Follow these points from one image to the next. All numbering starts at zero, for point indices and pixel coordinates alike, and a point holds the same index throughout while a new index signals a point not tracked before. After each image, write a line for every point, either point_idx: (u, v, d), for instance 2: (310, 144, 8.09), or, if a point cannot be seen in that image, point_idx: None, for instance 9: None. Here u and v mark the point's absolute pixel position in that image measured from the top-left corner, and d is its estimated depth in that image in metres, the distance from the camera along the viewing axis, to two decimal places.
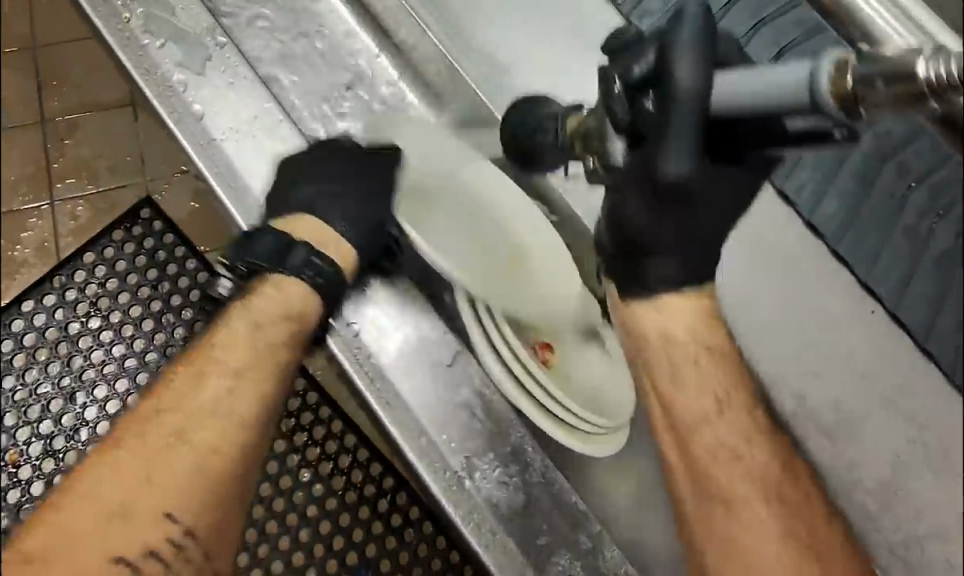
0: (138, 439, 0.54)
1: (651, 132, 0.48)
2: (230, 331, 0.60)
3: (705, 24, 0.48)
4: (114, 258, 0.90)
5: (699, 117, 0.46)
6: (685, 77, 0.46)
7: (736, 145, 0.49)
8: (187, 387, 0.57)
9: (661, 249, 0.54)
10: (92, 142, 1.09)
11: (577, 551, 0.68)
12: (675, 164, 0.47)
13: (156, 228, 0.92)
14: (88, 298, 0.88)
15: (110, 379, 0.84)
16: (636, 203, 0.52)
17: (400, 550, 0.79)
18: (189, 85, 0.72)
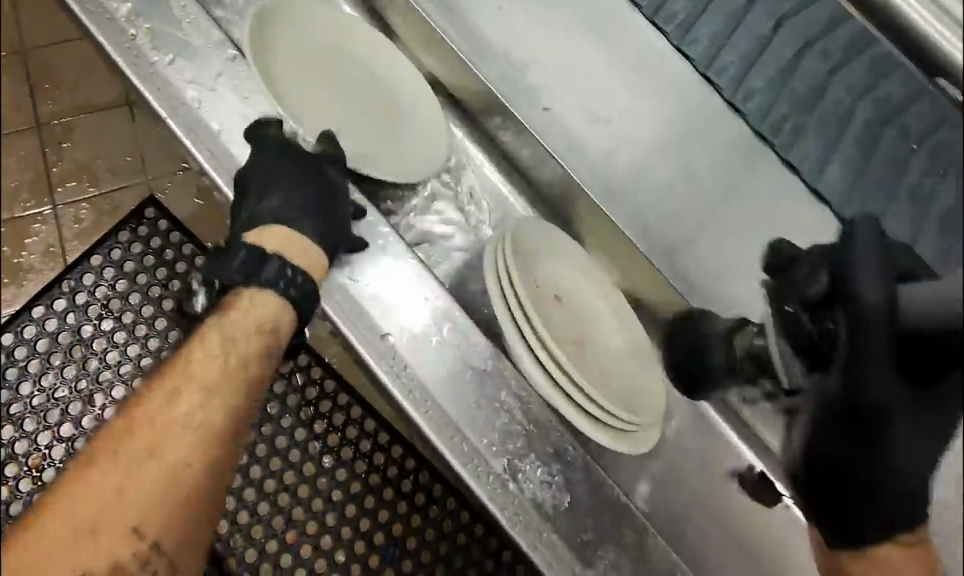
0: (112, 459, 0.44)
1: (841, 360, 0.44)
2: (202, 345, 0.51)
3: (883, 249, 0.45)
4: (121, 260, 0.83)
5: (889, 335, 0.42)
6: (876, 296, 0.42)
7: (951, 362, 0.42)
8: (157, 401, 0.47)
9: (871, 482, 0.46)
10: (88, 144, 1.05)
11: (626, 547, 0.63)
12: (879, 389, 0.43)
13: (162, 229, 0.86)
14: (98, 301, 0.80)
15: (114, 386, 0.77)
16: (827, 427, 0.46)
17: (424, 527, 0.71)
18: (204, 102, 0.64)
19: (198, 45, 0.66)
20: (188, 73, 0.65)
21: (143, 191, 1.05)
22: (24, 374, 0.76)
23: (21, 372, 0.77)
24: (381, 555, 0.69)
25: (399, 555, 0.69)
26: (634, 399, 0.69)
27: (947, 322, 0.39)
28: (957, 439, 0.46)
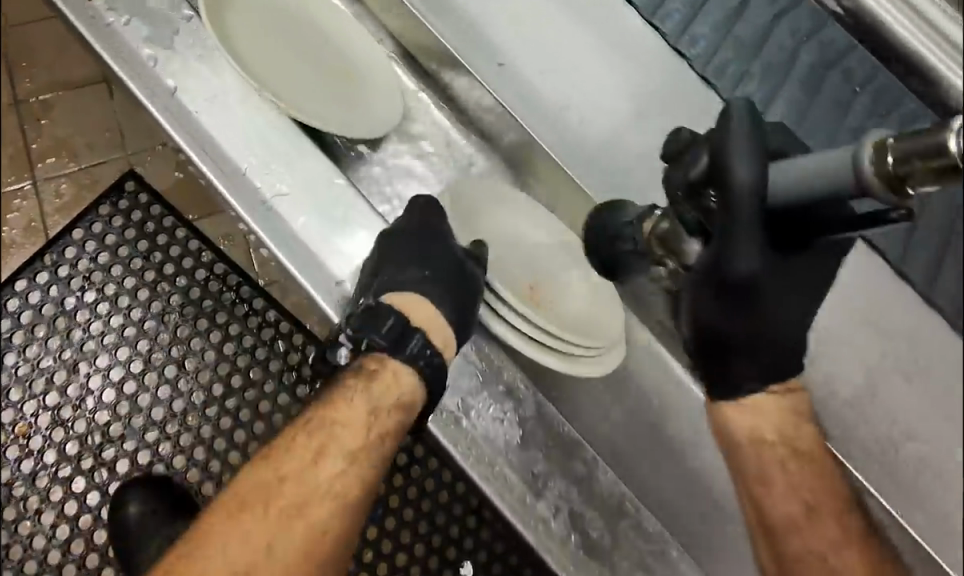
0: (267, 508, 0.59)
1: (720, 234, 0.52)
2: (350, 408, 0.63)
3: (759, 125, 0.51)
4: (103, 234, 1.02)
5: (758, 207, 0.50)
6: (746, 169, 0.49)
7: (807, 228, 0.51)
8: (301, 465, 0.61)
9: (745, 350, 0.60)
10: (65, 120, 1.12)
11: (571, 476, 0.71)
12: (746, 263, 0.52)
13: (142, 202, 1.05)
14: (80, 274, 1.01)
15: (111, 349, 0.99)
16: (706, 297, 0.57)
17: (407, 485, 0.94)
18: (159, 60, 0.66)
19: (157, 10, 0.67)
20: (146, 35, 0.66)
21: (124, 164, 1.12)
22: (29, 338, 0.99)
23: (29, 335, 0.99)
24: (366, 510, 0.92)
25: (382, 513, 0.92)
26: (577, 325, 0.74)
27: (813, 183, 0.47)
28: (808, 295, 0.59)
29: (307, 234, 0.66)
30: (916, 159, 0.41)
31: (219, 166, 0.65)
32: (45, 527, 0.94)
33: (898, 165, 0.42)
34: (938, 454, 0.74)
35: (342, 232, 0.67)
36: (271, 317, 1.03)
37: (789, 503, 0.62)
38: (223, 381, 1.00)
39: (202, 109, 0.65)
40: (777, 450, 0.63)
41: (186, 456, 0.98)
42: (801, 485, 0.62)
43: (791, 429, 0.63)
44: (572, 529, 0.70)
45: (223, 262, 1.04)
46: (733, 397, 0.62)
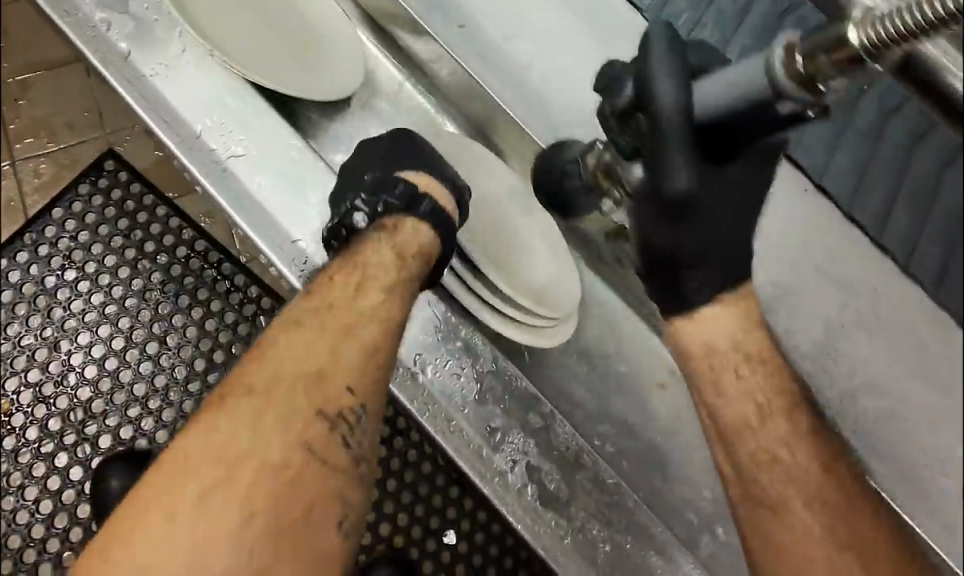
0: (326, 323, 0.61)
1: (651, 157, 0.55)
2: (379, 254, 0.65)
3: (677, 50, 0.55)
4: (82, 213, 1.03)
5: (684, 124, 0.53)
6: (667, 90, 0.53)
7: (736, 140, 0.54)
8: (351, 291, 0.64)
9: (692, 264, 0.62)
10: (44, 100, 1.12)
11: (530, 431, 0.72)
12: (681, 178, 0.54)
13: (121, 180, 1.05)
14: (60, 253, 1.01)
15: (92, 327, 0.99)
16: (648, 214, 0.59)
17: (391, 457, 0.95)
18: (112, 23, 0.67)
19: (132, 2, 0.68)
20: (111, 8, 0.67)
21: (103, 144, 1.12)
22: (11, 314, 0.99)
23: (11, 313, 0.99)
24: None
25: None
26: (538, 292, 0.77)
27: (729, 99, 0.51)
28: (743, 211, 0.62)
29: (264, 194, 0.68)
30: (823, 54, 0.45)
31: (174, 128, 0.67)
32: (28, 502, 0.94)
33: (806, 65, 0.46)
34: (898, 404, 0.75)
35: (296, 192, 0.69)
36: (253, 292, 1.03)
37: (741, 406, 0.62)
38: (205, 355, 0.99)
39: (158, 73, 0.67)
40: (730, 357, 0.63)
41: (169, 430, 0.97)
42: (771, 407, 0.62)
43: (744, 337, 0.63)
44: (528, 481, 0.70)
45: (204, 240, 1.04)
46: (681, 307, 0.64)
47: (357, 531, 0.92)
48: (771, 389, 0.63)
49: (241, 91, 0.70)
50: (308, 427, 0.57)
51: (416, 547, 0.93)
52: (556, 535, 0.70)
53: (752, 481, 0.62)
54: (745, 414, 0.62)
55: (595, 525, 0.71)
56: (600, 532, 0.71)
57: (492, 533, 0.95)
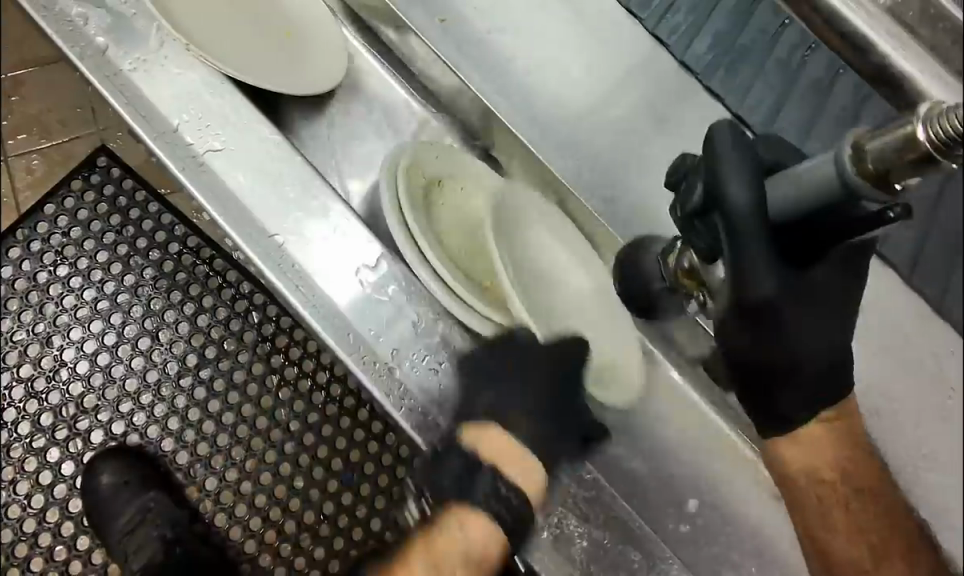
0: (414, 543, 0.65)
1: (733, 265, 0.53)
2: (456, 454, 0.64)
3: (748, 149, 0.54)
4: (75, 208, 1.02)
5: (762, 225, 0.51)
6: (741, 191, 0.51)
7: (820, 241, 0.52)
8: None
9: (802, 374, 0.57)
10: (36, 96, 1.12)
11: None
12: (765, 283, 0.53)
13: (114, 176, 1.05)
14: (53, 249, 1.01)
15: (84, 323, 0.99)
16: (744, 342, 0.57)
17: (382, 453, 0.97)
18: (90, 17, 0.68)
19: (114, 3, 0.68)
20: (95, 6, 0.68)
21: (96, 141, 1.13)
22: (4, 310, 0.99)
23: (4, 308, 0.99)
24: (341, 478, 0.96)
25: (356, 480, 0.96)
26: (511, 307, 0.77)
27: (800, 203, 0.50)
28: (835, 314, 0.58)
29: (242, 189, 0.68)
30: (890, 152, 0.40)
31: (151, 123, 0.67)
32: (20, 496, 0.94)
33: (877, 163, 0.42)
34: (882, 400, 0.76)
35: (273, 186, 0.69)
36: (245, 288, 1.03)
37: (850, 546, 0.60)
38: (197, 351, 0.99)
39: (136, 68, 0.68)
40: (832, 486, 0.60)
41: (161, 425, 0.97)
42: (858, 524, 0.60)
43: (850, 461, 0.60)
44: None
45: (197, 236, 1.03)
46: (781, 426, 0.60)
47: (349, 527, 0.94)
48: (872, 512, 0.60)
49: (220, 87, 0.70)
50: None
51: (406, 542, 0.94)
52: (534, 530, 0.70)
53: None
54: (852, 546, 0.60)
55: (574, 520, 0.72)
56: (578, 527, 0.71)
57: None
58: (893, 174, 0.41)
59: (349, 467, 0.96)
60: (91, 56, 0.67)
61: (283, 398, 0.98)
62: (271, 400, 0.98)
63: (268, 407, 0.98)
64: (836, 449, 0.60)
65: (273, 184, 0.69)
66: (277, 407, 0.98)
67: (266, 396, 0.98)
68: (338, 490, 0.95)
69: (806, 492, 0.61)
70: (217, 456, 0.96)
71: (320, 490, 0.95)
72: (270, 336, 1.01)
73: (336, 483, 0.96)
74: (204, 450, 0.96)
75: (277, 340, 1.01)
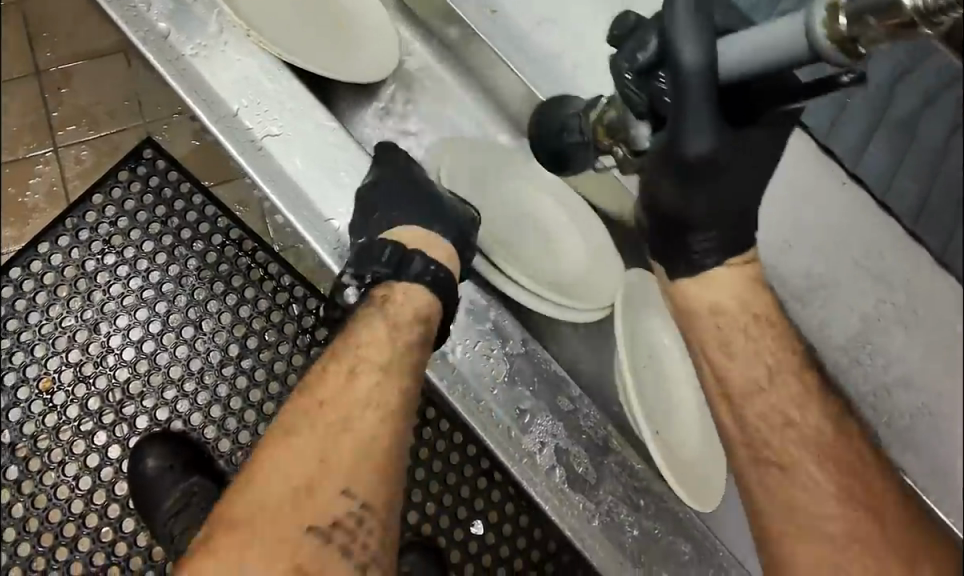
0: (312, 426, 0.60)
1: (672, 111, 0.55)
2: (370, 329, 0.65)
3: (703, 6, 0.55)
4: (122, 199, 1.04)
5: (707, 85, 0.53)
6: (690, 51, 0.53)
7: (763, 103, 0.57)
8: (342, 381, 0.63)
9: (698, 224, 0.62)
10: (86, 88, 1.14)
11: (557, 412, 0.73)
12: (697, 140, 0.55)
13: (159, 167, 1.06)
14: (101, 237, 1.02)
15: (130, 310, 1.00)
16: (663, 179, 0.60)
17: (418, 447, 0.95)
18: (153, 3, 0.69)
19: None
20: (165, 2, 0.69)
21: (142, 133, 1.14)
22: (54, 296, 1.00)
23: (54, 294, 1.00)
24: None
25: None
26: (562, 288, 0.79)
27: (762, 55, 0.52)
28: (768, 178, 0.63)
29: (298, 174, 0.69)
30: (870, 17, 0.43)
31: (211, 107, 0.69)
32: (68, 478, 0.95)
33: (850, 27, 0.44)
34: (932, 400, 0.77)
35: (328, 169, 0.71)
36: (287, 281, 1.04)
37: (752, 369, 0.65)
38: (239, 341, 1.01)
39: (197, 53, 0.69)
40: (737, 318, 0.65)
41: (203, 413, 0.98)
42: (763, 349, 0.65)
43: (747, 293, 0.66)
44: (556, 463, 0.72)
45: (240, 229, 1.05)
46: (686, 266, 0.65)
47: None
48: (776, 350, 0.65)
49: (278, 77, 0.71)
50: (328, 505, 0.57)
51: (444, 535, 0.93)
52: (584, 518, 0.71)
53: (764, 444, 0.64)
54: (756, 377, 0.64)
55: (624, 509, 0.73)
56: (628, 516, 0.73)
57: (519, 525, 0.95)
58: (866, 38, 0.44)
59: None
60: (156, 43, 0.68)
61: None
62: None
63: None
64: (774, 342, 0.65)
65: (325, 167, 0.71)
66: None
67: None
68: None
69: (770, 403, 0.64)
70: None
71: None
72: (309, 328, 1.02)
73: None
74: (247, 439, 0.98)
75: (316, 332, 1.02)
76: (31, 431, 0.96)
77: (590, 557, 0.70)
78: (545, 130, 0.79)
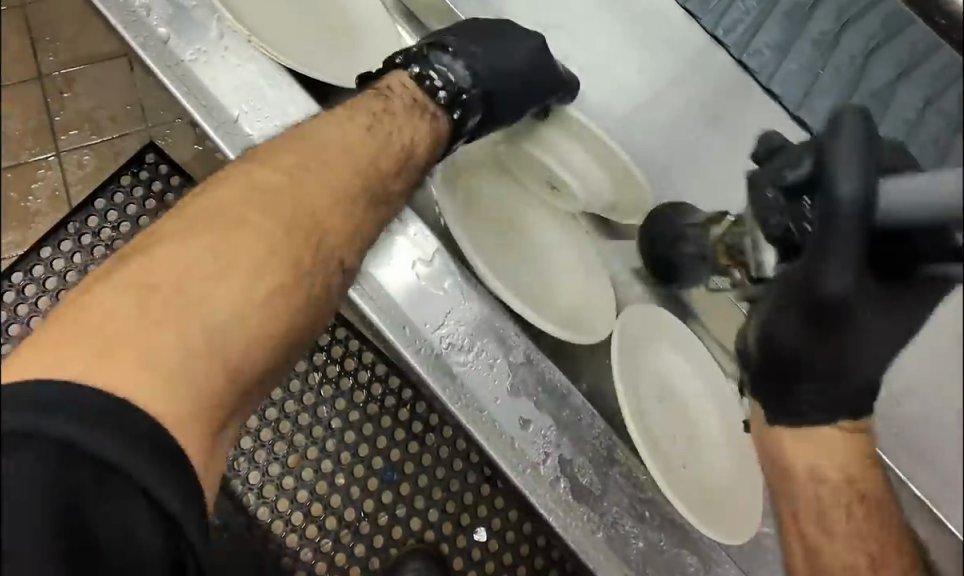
0: (273, 215, 0.59)
1: (813, 250, 0.50)
2: (337, 135, 0.67)
3: (870, 141, 0.50)
4: (125, 204, 1.03)
5: (865, 230, 0.48)
6: (851, 187, 0.47)
7: (908, 261, 0.52)
8: (306, 180, 0.62)
9: (818, 373, 0.58)
10: (88, 94, 1.13)
11: (561, 422, 0.75)
12: (836, 283, 0.50)
13: (162, 173, 1.06)
14: (103, 243, 1.01)
15: None
16: (789, 319, 0.56)
17: (422, 453, 0.94)
18: (152, 8, 0.69)
19: None
20: (168, 13, 0.69)
21: (144, 138, 1.13)
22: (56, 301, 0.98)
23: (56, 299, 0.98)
24: (380, 476, 0.92)
25: (396, 479, 0.92)
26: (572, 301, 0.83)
27: (926, 211, 0.47)
28: (900, 337, 0.58)
29: None
30: None
31: (211, 113, 0.69)
32: None
33: None
34: None
35: None
36: None
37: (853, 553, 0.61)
38: None
39: (197, 58, 0.69)
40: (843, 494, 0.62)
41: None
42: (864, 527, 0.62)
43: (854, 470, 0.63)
44: (561, 474, 0.74)
45: None
46: (790, 419, 0.61)
47: (388, 526, 0.91)
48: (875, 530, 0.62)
49: (279, 82, 0.70)
50: (289, 284, 0.58)
51: (446, 542, 0.92)
52: (589, 529, 0.73)
53: None
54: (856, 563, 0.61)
55: (628, 521, 0.74)
56: (633, 528, 0.74)
57: (522, 533, 0.94)
58: None
59: (385, 454, 0.93)
60: (156, 48, 0.68)
61: (327, 396, 0.94)
62: (313, 397, 0.93)
63: (338, 428, 0.93)
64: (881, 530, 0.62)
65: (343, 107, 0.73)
66: (346, 429, 0.93)
67: (309, 393, 0.93)
68: (377, 488, 0.92)
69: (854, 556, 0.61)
70: (263, 451, 0.90)
71: (360, 488, 0.91)
72: (339, 358, 0.95)
73: (376, 481, 0.92)
74: (276, 471, 0.90)
75: (345, 363, 0.95)
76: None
77: (594, 568, 0.72)
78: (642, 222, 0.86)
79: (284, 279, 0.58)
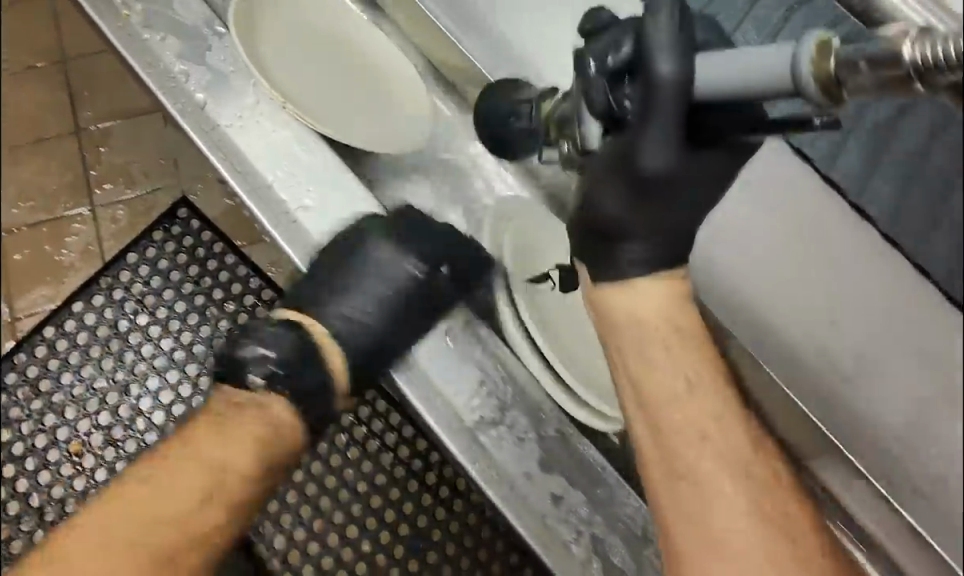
0: (142, 504, 0.72)
1: (632, 129, 0.55)
2: (234, 441, 0.74)
3: (681, 32, 0.52)
4: (155, 258, 0.99)
5: (674, 102, 0.51)
6: (666, 66, 0.51)
7: (723, 136, 0.54)
8: (176, 477, 0.73)
9: (634, 233, 0.61)
10: (121, 148, 1.12)
11: (594, 501, 0.75)
12: (653, 160, 0.55)
13: (193, 228, 1.01)
14: (133, 297, 0.97)
15: (163, 373, 0.95)
16: (610, 185, 0.59)
17: (448, 520, 0.90)
18: (191, 74, 0.75)
19: (216, 64, 0.76)
20: (206, 84, 0.75)
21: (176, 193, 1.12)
22: (88, 357, 0.96)
23: (88, 355, 0.96)
24: (406, 545, 0.88)
25: (423, 548, 0.88)
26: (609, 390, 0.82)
27: (743, 87, 0.47)
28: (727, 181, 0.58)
29: (343, 258, 0.75)
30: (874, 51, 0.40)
31: (246, 177, 0.74)
32: None
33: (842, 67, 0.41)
34: None
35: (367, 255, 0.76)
36: None
37: None
38: None
39: (233, 124, 0.75)
40: None
41: None
42: None
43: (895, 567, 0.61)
44: (594, 556, 0.73)
45: (272, 290, 0.98)
46: (614, 272, 0.64)
47: None
48: None
49: (310, 145, 0.75)
50: (170, 548, 0.71)
51: None
52: None
53: None
54: None
55: None
56: None
57: None
58: (857, 84, 0.40)
59: (410, 521, 0.90)
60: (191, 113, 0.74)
61: (351, 458, 0.92)
62: (339, 459, 0.92)
63: (364, 492, 0.91)
64: None
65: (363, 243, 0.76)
66: (372, 493, 0.91)
67: (335, 455, 0.92)
68: (403, 555, 0.88)
69: None
70: (286, 514, 0.89)
71: (386, 555, 0.88)
72: (366, 420, 0.95)
73: (402, 549, 0.88)
74: (301, 535, 0.89)
75: (371, 424, 0.95)
76: (38, 504, 0.91)
77: None
78: (488, 113, 0.79)
79: (167, 550, 0.71)
